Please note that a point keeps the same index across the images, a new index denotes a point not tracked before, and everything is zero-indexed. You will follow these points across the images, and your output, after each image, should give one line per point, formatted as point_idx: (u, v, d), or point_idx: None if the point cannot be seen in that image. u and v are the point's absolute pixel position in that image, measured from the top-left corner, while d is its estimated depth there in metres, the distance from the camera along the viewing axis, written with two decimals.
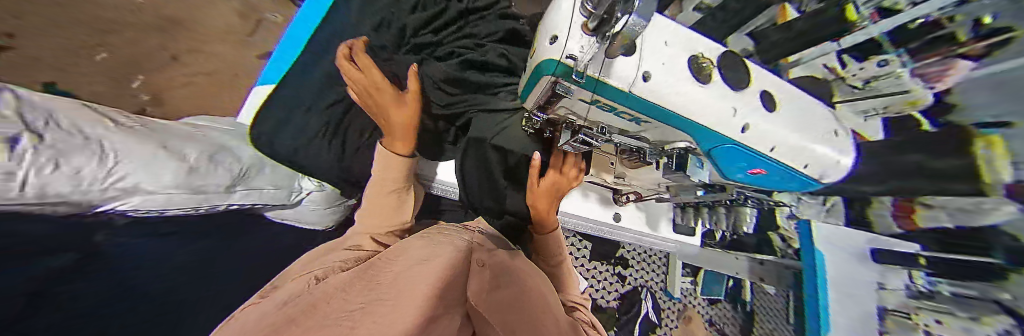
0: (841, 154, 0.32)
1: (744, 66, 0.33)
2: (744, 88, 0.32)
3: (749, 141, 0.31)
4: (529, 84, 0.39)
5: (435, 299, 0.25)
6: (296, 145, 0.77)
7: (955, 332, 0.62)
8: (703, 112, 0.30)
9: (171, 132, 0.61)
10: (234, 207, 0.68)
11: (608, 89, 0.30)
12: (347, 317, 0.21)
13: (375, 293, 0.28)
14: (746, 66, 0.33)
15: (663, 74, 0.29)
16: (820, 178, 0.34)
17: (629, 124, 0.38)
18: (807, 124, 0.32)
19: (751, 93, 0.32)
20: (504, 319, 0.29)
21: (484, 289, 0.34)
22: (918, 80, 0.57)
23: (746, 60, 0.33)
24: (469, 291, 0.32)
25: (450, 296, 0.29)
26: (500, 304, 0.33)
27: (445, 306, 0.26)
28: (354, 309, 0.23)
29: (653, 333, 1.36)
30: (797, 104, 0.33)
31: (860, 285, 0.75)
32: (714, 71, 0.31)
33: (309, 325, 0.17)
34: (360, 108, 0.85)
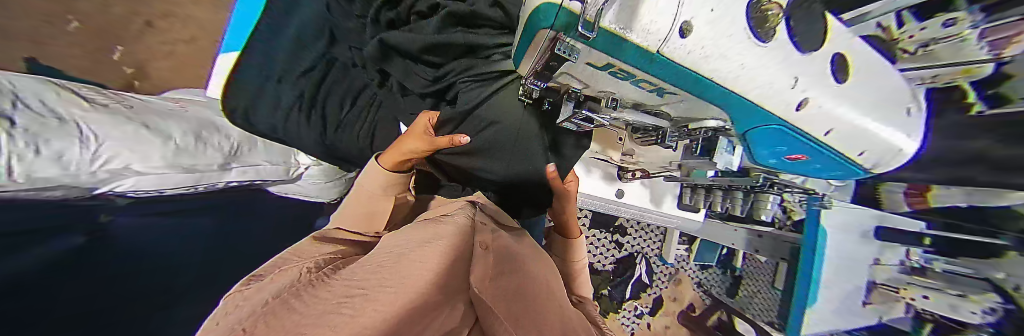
0: (901, 138, 0.29)
1: (819, 19, 0.25)
2: (815, 49, 0.24)
3: (801, 122, 0.25)
4: (523, 37, 0.31)
5: (437, 292, 0.24)
6: (275, 123, 0.75)
7: (936, 304, 0.69)
8: (756, 84, 0.22)
9: (150, 109, 0.59)
10: (233, 184, 0.69)
11: (631, 51, 0.21)
12: (345, 303, 0.19)
13: (379, 276, 0.27)
14: (822, 20, 0.25)
15: (718, 26, 0.19)
16: (869, 166, 0.31)
17: (649, 95, 0.32)
18: (876, 102, 0.27)
19: (823, 56, 0.24)
20: (511, 310, 0.30)
21: (488, 277, 0.34)
22: (981, 44, 0.42)
23: (827, 12, 0.26)
24: (473, 278, 0.31)
25: (450, 282, 0.29)
26: (502, 293, 0.33)
27: (446, 297, 0.26)
28: (353, 295, 0.21)
29: (643, 292, 1.48)
30: (871, 73, 0.27)
31: (860, 261, 0.73)
32: (779, 24, 0.22)
33: (309, 312, 0.15)
34: (336, 77, 0.79)
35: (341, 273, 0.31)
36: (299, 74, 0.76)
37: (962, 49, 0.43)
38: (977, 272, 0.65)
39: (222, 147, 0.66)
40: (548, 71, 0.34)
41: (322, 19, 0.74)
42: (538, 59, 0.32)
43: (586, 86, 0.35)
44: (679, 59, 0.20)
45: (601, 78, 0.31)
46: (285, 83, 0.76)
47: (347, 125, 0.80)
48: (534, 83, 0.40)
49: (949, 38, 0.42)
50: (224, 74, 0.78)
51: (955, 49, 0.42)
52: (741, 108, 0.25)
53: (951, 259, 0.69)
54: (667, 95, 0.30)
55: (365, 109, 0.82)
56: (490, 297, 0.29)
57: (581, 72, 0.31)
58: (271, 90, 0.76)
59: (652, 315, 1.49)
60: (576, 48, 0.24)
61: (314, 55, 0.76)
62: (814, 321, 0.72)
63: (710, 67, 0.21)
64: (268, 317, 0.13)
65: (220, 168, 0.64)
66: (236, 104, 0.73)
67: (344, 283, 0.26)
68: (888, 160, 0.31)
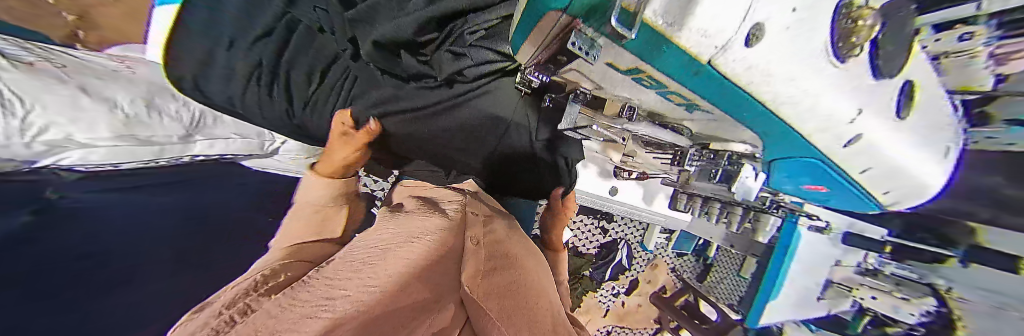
0: (932, 176, 0.27)
1: (908, 38, 0.20)
2: (892, 74, 0.20)
3: (840, 157, 0.23)
4: (520, 20, 0.24)
5: (427, 291, 0.25)
6: (233, 95, 0.62)
7: (881, 303, 0.77)
8: (809, 114, 0.19)
9: (87, 68, 0.51)
10: (199, 158, 0.67)
11: (675, 56, 0.16)
12: (324, 307, 0.17)
13: (364, 274, 0.26)
14: (909, 37, 0.21)
15: (796, 45, 0.15)
16: (886, 201, 0.30)
17: (672, 108, 0.29)
18: (928, 140, 0.24)
19: (896, 85, 0.20)
20: (502, 306, 0.30)
21: (480, 274, 0.33)
22: (988, 62, 0.42)
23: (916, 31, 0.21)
24: (464, 278, 0.30)
25: (439, 282, 0.28)
26: (495, 289, 0.32)
27: (438, 299, 0.26)
28: (335, 297, 0.20)
29: (621, 275, 1.58)
30: (933, 103, 0.23)
31: (823, 264, 0.78)
32: (865, 42, 0.17)
33: (284, 317, 0.14)
34: (301, 43, 0.60)
35: (326, 271, 0.29)
36: (254, 38, 0.58)
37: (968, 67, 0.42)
38: (921, 277, 0.74)
39: (181, 117, 0.60)
40: (553, 64, 0.30)
41: None
42: (544, 47, 0.25)
43: (598, 87, 0.31)
44: (732, 74, 0.16)
45: (621, 83, 0.27)
46: (237, 48, 0.58)
47: (318, 104, 0.64)
48: (534, 75, 0.36)
49: (960, 53, 0.39)
50: (162, 34, 0.59)
51: (963, 65, 0.41)
52: (783, 135, 0.22)
53: (902, 265, 0.76)
54: (697, 111, 0.26)
55: (338, 85, 0.61)
56: (482, 296, 0.29)
57: (596, 73, 0.27)
58: (220, 58, 0.58)
59: (628, 294, 1.62)
60: (596, 44, 0.20)
61: (272, 14, 0.59)
62: (772, 313, 0.80)
63: (763, 88, 0.17)
64: (246, 320, 0.12)
65: (180, 141, 0.60)
66: (181, 73, 0.57)
67: (326, 282, 0.24)
68: (908, 199, 0.30)
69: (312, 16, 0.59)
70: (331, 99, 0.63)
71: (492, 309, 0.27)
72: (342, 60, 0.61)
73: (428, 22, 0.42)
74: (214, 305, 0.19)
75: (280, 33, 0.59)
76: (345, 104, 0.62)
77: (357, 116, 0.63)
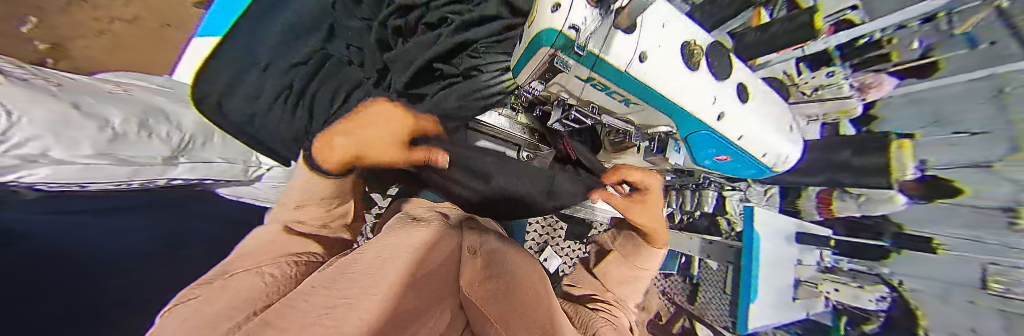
0: (791, 150, 0.37)
1: (728, 58, 0.32)
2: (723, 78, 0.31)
3: (723, 130, 0.32)
4: (520, 60, 0.36)
5: (426, 301, 0.28)
6: (252, 113, 0.70)
7: (845, 295, 0.77)
8: (687, 97, 0.29)
9: (87, 91, 0.55)
10: (177, 182, 0.66)
11: (605, 68, 0.27)
12: (330, 315, 0.20)
13: (364, 281, 0.27)
14: (729, 59, 0.32)
15: (662, 57, 0.27)
16: (772, 167, 0.38)
17: (615, 104, 0.36)
18: (772, 119, 0.35)
19: (730, 84, 0.31)
20: (501, 306, 0.33)
21: (478, 281, 0.37)
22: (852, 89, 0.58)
23: (729, 53, 0.32)
24: (463, 283, 0.37)
25: (429, 283, 0.31)
26: (495, 292, 0.35)
27: (435, 300, 0.30)
28: (335, 305, 0.22)
29: None
30: (765, 99, 0.35)
31: (784, 263, 0.81)
32: (702, 55, 0.29)
33: (293, 325, 0.17)
34: (331, 71, 0.68)
35: (324, 280, 0.29)
36: (291, 63, 0.70)
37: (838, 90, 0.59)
38: (871, 269, 0.76)
39: (171, 139, 0.62)
40: (542, 81, 0.37)
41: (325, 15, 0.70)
42: (531, 71, 0.35)
43: (571, 95, 0.39)
44: (641, 77, 0.27)
45: (586, 89, 0.34)
46: (272, 72, 0.70)
47: (325, 120, 0.63)
48: (527, 90, 0.44)
49: (829, 86, 0.59)
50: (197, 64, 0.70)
51: (834, 92, 0.59)
52: (680, 115, 0.31)
53: (851, 259, 0.79)
54: (632, 105, 0.34)
55: (357, 107, 0.65)
56: (482, 301, 0.33)
57: (569, 83, 0.35)
58: (252, 78, 0.69)
59: None
60: (569, 64, 0.28)
61: (310, 47, 0.70)
62: (757, 318, 0.78)
63: None
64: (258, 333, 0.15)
65: (163, 162, 0.60)
66: (210, 91, 0.68)
67: (326, 292, 0.25)
68: (783, 163, 0.38)
69: (345, 52, 0.69)
70: None
71: (489, 309, 0.32)
72: (364, 86, 0.68)
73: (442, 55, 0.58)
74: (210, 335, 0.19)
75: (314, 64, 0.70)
76: None
77: None
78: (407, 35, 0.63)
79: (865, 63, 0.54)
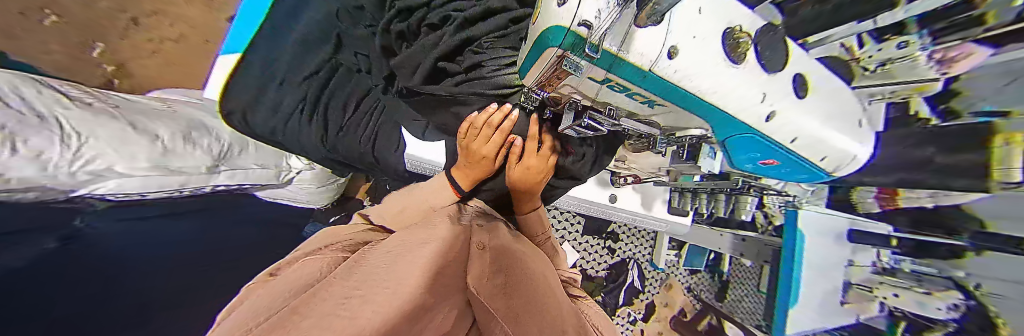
0: (859, 150, 0.31)
1: (780, 45, 0.27)
2: (779, 68, 0.26)
3: (769, 131, 0.28)
4: (528, 56, 0.34)
5: (436, 293, 0.27)
6: (275, 126, 0.72)
7: (908, 301, 0.68)
8: (730, 98, 0.24)
9: (138, 109, 0.60)
10: (221, 187, 0.72)
11: (627, 68, 0.23)
12: (345, 305, 0.20)
13: (378, 276, 0.27)
14: (784, 44, 0.28)
15: (694, 51, 0.22)
16: (832, 171, 0.33)
17: (639, 106, 0.33)
18: (835, 112, 0.29)
19: (785, 76, 0.26)
20: (507, 302, 0.30)
21: (485, 276, 0.33)
22: (932, 63, 0.39)
23: (788, 36, 0.28)
24: (470, 277, 0.32)
25: (446, 282, 0.29)
26: (502, 287, 0.33)
27: (444, 294, 0.28)
28: (352, 296, 0.22)
29: (636, 298, 1.47)
30: (828, 91, 0.29)
31: (833, 265, 0.74)
32: (750, 48, 0.25)
33: (313, 312, 0.17)
34: (340, 83, 0.75)
35: (340, 273, 0.30)
36: (303, 75, 0.72)
37: (916, 68, 0.40)
38: (942, 272, 0.63)
39: (212, 149, 0.67)
40: (552, 82, 0.35)
41: (330, 23, 0.70)
42: (542, 71, 0.32)
43: (587, 97, 0.36)
44: (667, 77, 0.22)
45: (604, 91, 0.32)
46: (286, 85, 0.73)
47: (348, 129, 0.75)
48: (536, 92, 0.42)
49: (902, 58, 0.40)
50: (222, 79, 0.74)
51: (909, 68, 0.40)
52: (722, 117, 0.27)
53: (916, 260, 0.68)
54: (657, 106, 0.31)
55: (368, 114, 0.75)
56: (487, 296, 0.29)
57: (583, 85, 0.32)
58: (272, 95, 0.72)
59: (646, 321, 1.48)
60: (581, 66, 0.25)
61: (321, 57, 0.72)
62: (799, 322, 0.73)
63: (691, 83, 0.23)
64: (271, 322, 0.16)
65: (207, 171, 0.65)
66: (234, 107, 0.70)
67: (345, 282, 0.26)
68: (847, 167, 0.33)
69: (355, 60, 0.73)
70: (362, 125, 0.75)
71: (497, 307, 0.28)
72: (373, 94, 0.76)
73: (448, 53, 0.53)
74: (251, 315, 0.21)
75: (325, 74, 0.73)
76: (374, 130, 0.75)
77: (383, 138, 0.75)
78: (411, 38, 0.61)
79: (953, 28, 0.35)
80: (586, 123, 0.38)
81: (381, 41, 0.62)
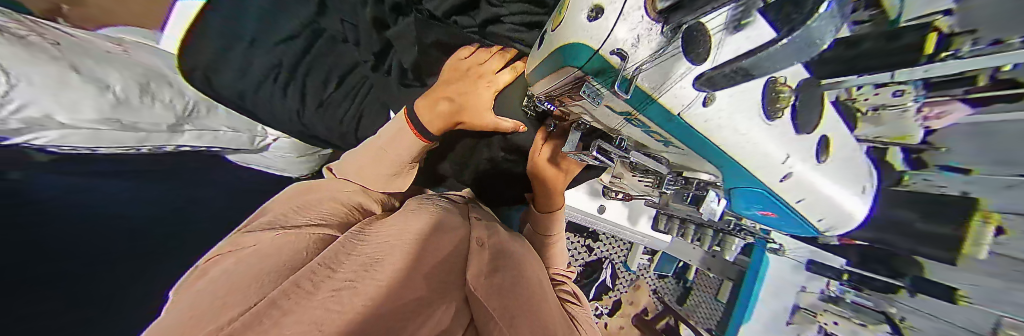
0: (859, 215, 0.30)
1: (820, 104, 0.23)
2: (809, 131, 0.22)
3: (781, 190, 0.25)
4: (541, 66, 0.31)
5: (430, 293, 0.28)
6: (242, 89, 0.69)
7: (842, 331, 0.65)
8: (755, 156, 0.21)
9: (85, 48, 0.52)
10: (185, 149, 0.68)
11: (656, 109, 0.21)
12: (336, 297, 0.23)
13: (371, 270, 0.29)
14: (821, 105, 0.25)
15: (728, 102, 0.19)
16: (824, 229, 0.33)
17: (651, 141, 0.31)
18: (852, 177, 0.27)
19: (814, 139, 0.23)
20: (503, 303, 0.31)
21: (483, 273, 0.34)
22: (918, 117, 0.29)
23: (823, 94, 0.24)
24: (470, 278, 0.32)
25: (446, 280, 0.31)
26: (499, 287, 0.33)
27: (442, 295, 0.29)
28: (341, 288, 0.25)
29: (604, 294, 1.58)
30: (847, 155, 0.27)
31: (786, 289, 0.81)
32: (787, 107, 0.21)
33: (290, 327, 0.18)
34: (320, 52, 0.73)
35: (327, 259, 0.29)
36: (276, 40, 0.67)
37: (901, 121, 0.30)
38: (876, 304, 0.56)
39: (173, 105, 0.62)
40: (559, 96, 0.32)
41: None
42: (554, 87, 0.30)
43: (597, 120, 0.34)
44: (697, 125, 0.20)
45: (613, 118, 0.29)
46: (259, 47, 0.67)
47: (329, 103, 0.78)
48: (542, 103, 0.39)
49: (892, 107, 0.29)
50: (185, 28, 0.63)
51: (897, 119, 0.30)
52: (739, 172, 0.24)
53: (859, 292, 0.61)
54: (671, 146, 0.29)
55: (352, 92, 0.79)
56: (485, 296, 0.31)
57: (596, 110, 0.29)
58: (238, 56, 0.67)
59: (610, 315, 1.60)
60: (602, 93, 0.23)
61: (297, 22, 0.66)
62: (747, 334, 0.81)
63: (718, 132, 0.20)
64: None
65: (169, 130, 0.62)
66: (194, 64, 0.64)
67: (334, 286, 0.25)
68: (842, 227, 0.33)
69: (338, 29, 0.68)
70: (344, 103, 0.79)
71: (494, 307, 0.30)
72: (359, 70, 0.78)
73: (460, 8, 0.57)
74: (215, 315, 0.20)
75: (303, 41, 0.69)
76: (358, 109, 0.80)
77: (367, 117, 0.80)
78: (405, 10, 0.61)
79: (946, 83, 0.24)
80: (596, 152, 0.39)
81: (373, 12, 0.60)
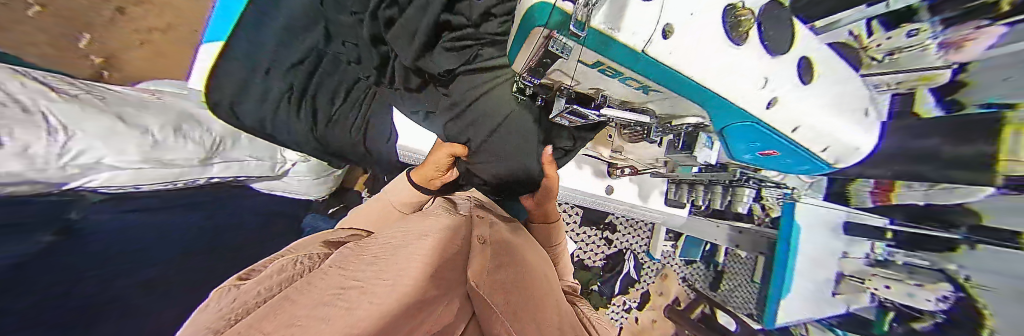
0: (861, 139, 0.31)
1: (787, 27, 0.26)
2: (781, 53, 0.25)
3: (771, 120, 0.27)
4: (513, 44, 0.33)
5: (436, 282, 0.24)
6: (262, 116, 0.74)
7: (896, 293, 0.67)
8: (733, 84, 0.23)
9: (122, 100, 0.59)
10: (215, 179, 0.73)
11: (618, 50, 0.21)
12: (339, 296, 0.18)
13: (376, 267, 0.26)
14: (790, 24, 0.27)
15: (686, 30, 0.21)
16: (833, 161, 0.33)
17: (632, 92, 0.32)
18: (839, 102, 0.29)
19: (788, 60, 0.26)
20: (508, 300, 0.28)
21: (486, 271, 0.33)
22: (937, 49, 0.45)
23: (793, 18, 0.27)
24: (471, 271, 0.30)
25: (449, 275, 0.28)
26: (503, 284, 0.31)
27: (446, 287, 0.25)
28: (348, 287, 0.20)
29: (631, 287, 1.50)
30: (834, 77, 0.29)
31: (826, 256, 0.73)
32: (750, 27, 0.23)
33: (301, 305, 0.15)
34: (330, 71, 0.77)
35: (334, 265, 0.29)
36: (288, 65, 0.71)
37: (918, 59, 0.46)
38: (932, 264, 0.64)
39: (203, 141, 0.67)
40: (541, 67, 0.33)
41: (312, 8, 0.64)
42: (530, 58, 0.31)
43: (578, 83, 0.35)
44: (663, 61, 0.21)
45: (591, 76, 0.31)
46: (274, 73, 0.71)
47: (339, 120, 0.83)
48: (526, 80, 0.40)
49: (911, 47, 0.45)
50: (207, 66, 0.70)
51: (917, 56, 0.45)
52: (714, 103, 0.26)
53: (908, 252, 0.68)
54: (653, 92, 0.30)
55: (357, 103, 0.83)
56: (489, 288, 0.28)
57: (572, 69, 0.31)
58: (257, 85, 0.71)
59: (640, 309, 1.51)
60: (569, 46, 0.24)
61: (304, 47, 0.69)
62: (787, 313, 0.73)
63: (690, 66, 0.22)
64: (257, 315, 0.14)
65: (199, 163, 0.66)
66: (220, 98, 0.69)
67: (339, 274, 0.25)
68: (848, 157, 0.33)
69: (342, 49, 0.72)
70: (352, 113, 0.83)
71: (498, 303, 0.26)
72: (362, 83, 0.82)
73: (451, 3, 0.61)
74: (239, 303, 0.20)
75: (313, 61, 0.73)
76: (364, 121, 0.84)
77: (375, 129, 0.84)
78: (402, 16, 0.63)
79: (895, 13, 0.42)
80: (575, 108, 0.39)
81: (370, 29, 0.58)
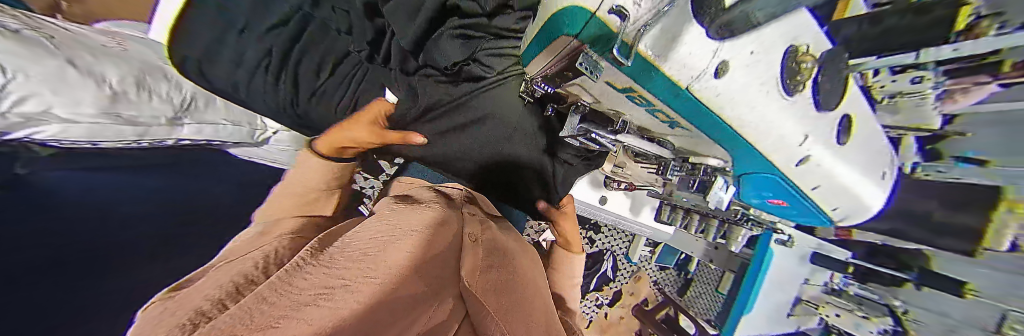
0: (871, 199, 0.31)
1: (839, 80, 0.25)
2: (830, 109, 0.24)
3: (796, 175, 0.26)
4: (530, 46, 0.30)
5: (428, 287, 0.23)
6: (236, 80, 0.70)
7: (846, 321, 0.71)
8: (770, 136, 0.22)
9: (77, 42, 0.52)
10: (185, 142, 0.71)
11: (657, 79, 0.19)
12: (324, 296, 0.16)
13: (367, 264, 0.24)
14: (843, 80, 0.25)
15: (745, 70, 0.18)
16: (834, 218, 0.33)
17: (656, 122, 0.31)
18: (865, 160, 0.28)
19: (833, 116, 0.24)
20: (500, 304, 0.29)
21: (478, 272, 0.32)
22: None
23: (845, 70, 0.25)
24: (465, 275, 0.30)
25: (439, 274, 0.27)
26: (494, 287, 0.31)
27: (439, 293, 0.25)
28: (334, 285, 0.19)
29: (606, 285, 1.58)
30: (864, 138, 0.28)
31: (791, 282, 0.78)
32: (808, 79, 0.21)
33: (283, 304, 0.14)
34: (317, 38, 0.70)
35: (320, 259, 0.27)
36: (267, 27, 0.65)
37: None
38: (880, 297, 0.65)
39: (170, 99, 0.64)
40: (558, 78, 0.31)
41: None
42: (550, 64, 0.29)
43: (597, 101, 0.33)
44: (706, 100, 0.19)
45: (617, 99, 0.29)
46: (248, 35, 0.65)
47: (323, 94, 0.76)
48: (539, 85, 0.38)
49: None
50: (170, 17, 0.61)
51: None
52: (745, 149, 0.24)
53: (862, 285, 0.69)
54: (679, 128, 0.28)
55: (345, 80, 0.75)
56: (480, 291, 0.28)
57: (596, 88, 0.28)
58: (230, 45, 0.65)
59: (610, 306, 1.61)
60: (600, 65, 0.22)
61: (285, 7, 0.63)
62: (745, 328, 0.79)
63: (731, 111, 0.20)
64: (242, 309, 0.13)
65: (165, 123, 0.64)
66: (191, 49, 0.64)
67: (325, 270, 0.23)
68: (853, 216, 0.33)
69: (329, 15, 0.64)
70: (337, 93, 0.76)
71: (489, 305, 0.27)
72: (353, 56, 0.74)
73: None
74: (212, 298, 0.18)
75: (297, 25, 0.66)
76: (352, 97, 0.76)
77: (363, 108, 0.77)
78: None
79: None
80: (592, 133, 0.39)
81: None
